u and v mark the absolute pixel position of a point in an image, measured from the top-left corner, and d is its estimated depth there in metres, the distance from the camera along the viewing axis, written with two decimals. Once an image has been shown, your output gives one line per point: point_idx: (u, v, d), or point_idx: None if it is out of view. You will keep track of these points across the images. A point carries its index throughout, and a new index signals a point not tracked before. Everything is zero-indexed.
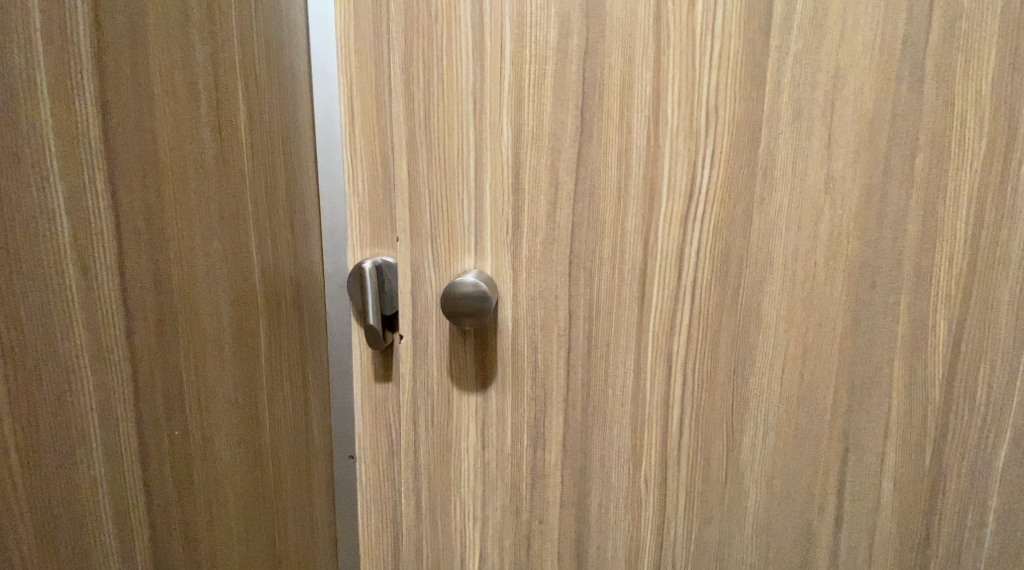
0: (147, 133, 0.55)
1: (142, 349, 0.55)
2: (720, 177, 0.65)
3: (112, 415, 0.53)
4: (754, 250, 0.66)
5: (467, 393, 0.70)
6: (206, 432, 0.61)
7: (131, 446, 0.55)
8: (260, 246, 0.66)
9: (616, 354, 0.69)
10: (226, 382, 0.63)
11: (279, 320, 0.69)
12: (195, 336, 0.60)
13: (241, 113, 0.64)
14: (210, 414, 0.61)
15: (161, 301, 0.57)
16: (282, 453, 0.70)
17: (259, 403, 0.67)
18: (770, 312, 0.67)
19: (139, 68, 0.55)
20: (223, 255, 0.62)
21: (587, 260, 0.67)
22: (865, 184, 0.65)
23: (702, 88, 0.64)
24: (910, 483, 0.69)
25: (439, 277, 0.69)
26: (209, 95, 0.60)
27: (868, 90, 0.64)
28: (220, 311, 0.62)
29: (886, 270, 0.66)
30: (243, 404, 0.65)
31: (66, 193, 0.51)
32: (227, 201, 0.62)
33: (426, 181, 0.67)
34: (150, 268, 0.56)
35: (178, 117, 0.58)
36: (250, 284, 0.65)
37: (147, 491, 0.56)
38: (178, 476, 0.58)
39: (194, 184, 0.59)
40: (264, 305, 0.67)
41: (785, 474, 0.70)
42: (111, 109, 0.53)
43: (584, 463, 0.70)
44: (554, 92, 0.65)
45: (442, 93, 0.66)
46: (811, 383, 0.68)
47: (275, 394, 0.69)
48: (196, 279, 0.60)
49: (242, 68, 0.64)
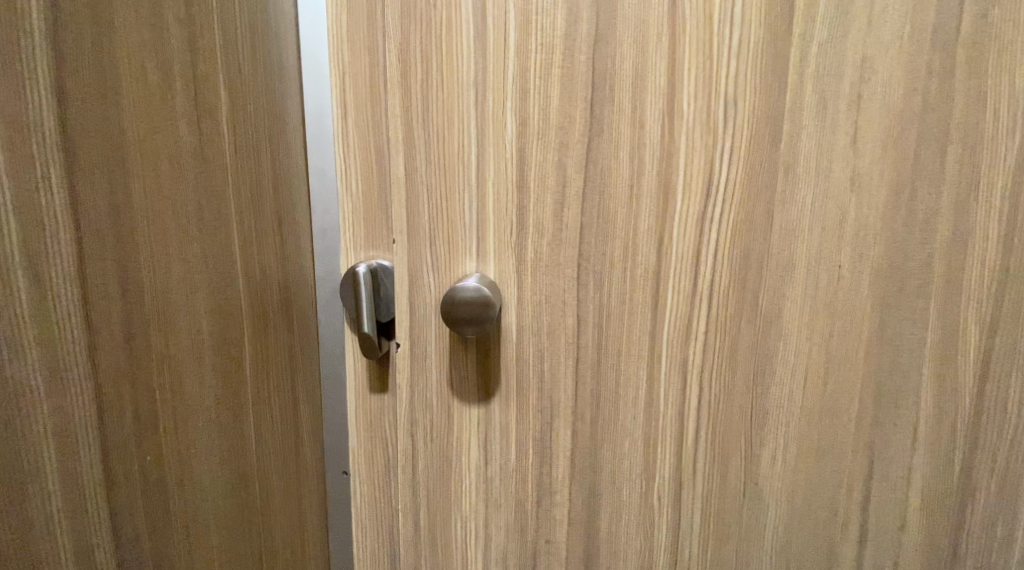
0: (113, 126, 0.51)
1: (106, 361, 0.51)
2: (739, 174, 0.61)
3: (72, 442, 0.49)
4: (775, 252, 0.62)
5: (468, 404, 0.66)
6: (184, 452, 0.57)
7: (96, 475, 0.50)
8: (245, 248, 0.62)
9: (629, 364, 0.64)
10: (207, 396, 0.59)
11: (266, 327, 0.65)
12: (171, 349, 0.56)
13: (223, 103, 0.60)
14: (188, 430, 0.57)
15: (131, 309, 0.52)
16: (269, 466, 0.66)
17: (243, 415, 0.63)
18: (791, 318, 0.63)
19: (103, 54, 0.51)
20: (202, 260, 0.58)
21: (597, 262, 0.63)
22: (894, 180, 0.61)
23: (721, 79, 0.60)
24: (938, 499, 0.65)
25: (439, 282, 0.65)
26: (185, 84, 0.56)
27: (896, 82, 0.60)
28: (198, 318, 0.58)
29: (916, 273, 0.62)
30: (225, 418, 0.61)
31: (15, 189, 0.46)
32: (206, 202, 0.58)
33: (424, 178, 0.63)
34: (117, 273, 0.52)
35: (150, 111, 0.54)
36: (234, 288, 0.61)
37: (114, 519, 0.52)
38: (151, 500, 0.54)
39: (168, 182, 0.55)
40: (249, 311, 0.63)
41: (806, 490, 0.66)
42: (71, 99, 0.49)
43: (594, 479, 0.66)
44: (561, 83, 0.61)
45: (441, 84, 0.62)
46: (835, 393, 0.64)
47: (261, 404, 0.65)
48: (172, 285, 0.56)
49: (223, 58, 0.60)
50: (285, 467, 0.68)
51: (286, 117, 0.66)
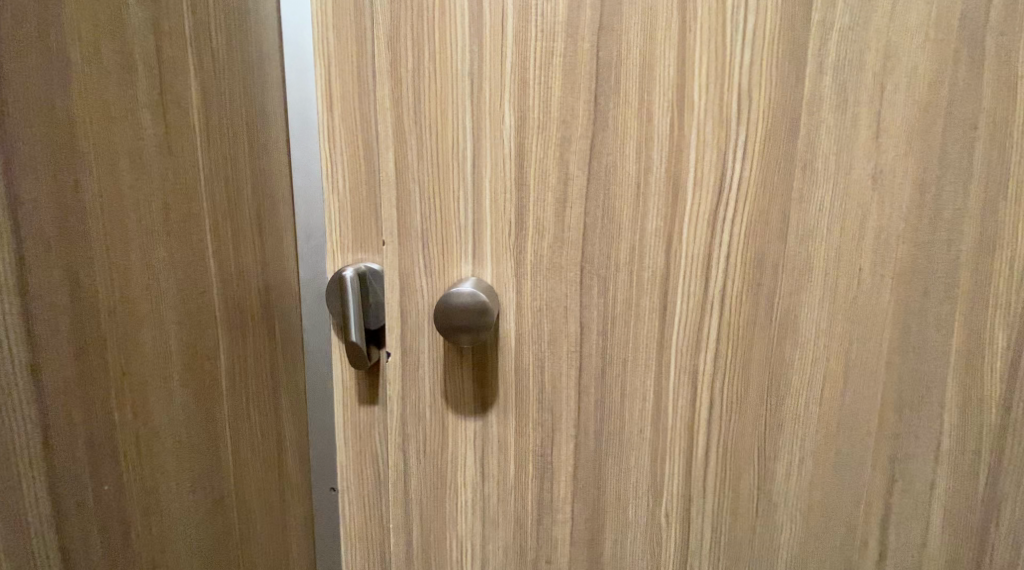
0: (61, 116, 0.47)
1: (52, 372, 0.47)
2: (754, 170, 0.57)
3: (11, 468, 0.45)
4: (791, 254, 0.58)
5: (464, 417, 0.62)
6: (148, 477, 0.53)
7: (42, 508, 0.47)
8: (220, 249, 0.58)
9: (635, 374, 0.60)
10: (175, 414, 0.55)
11: (244, 334, 0.61)
12: (132, 366, 0.52)
13: (195, 93, 0.56)
14: (153, 443, 0.53)
15: (82, 315, 0.48)
16: (250, 483, 0.62)
17: (219, 427, 0.59)
18: (808, 324, 0.59)
19: (48, 38, 0.47)
20: (168, 267, 0.54)
21: (601, 266, 0.59)
22: (918, 177, 0.57)
23: (734, 70, 0.56)
24: (961, 515, 0.61)
25: (432, 286, 0.61)
26: (148, 71, 0.52)
27: (921, 72, 0.56)
28: (164, 324, 0.54)
29: (941, 276, 0.58)
30: (197, 430, 0.57)
31: None
32: (172, 203, 0.55)
33: (417, 175, 0.59)
34: (66, 277, 0.48)
35: (105, 100, 0.50)
36: (207, 292, 0.58)
37: (61, 542, 0.48)
38: (107, 520, 0.50)
39: (128, 177, 0.51)
40: (226, 316, 0.59)
41: (823, 506, 0.62)
42: (10, 88, 0.45)
43: (597, 496, 0.62)
44: (563, 73, 0.57)
45: (434, 75, 0.58)
46: (854, 405, 0.60)
47: (240, 417, 0.61)
48: (132, 288, 0.52)
49: (194, 45, 0.56)
50: (267, 484, 0.64)
51: (268, 110, 0.62)
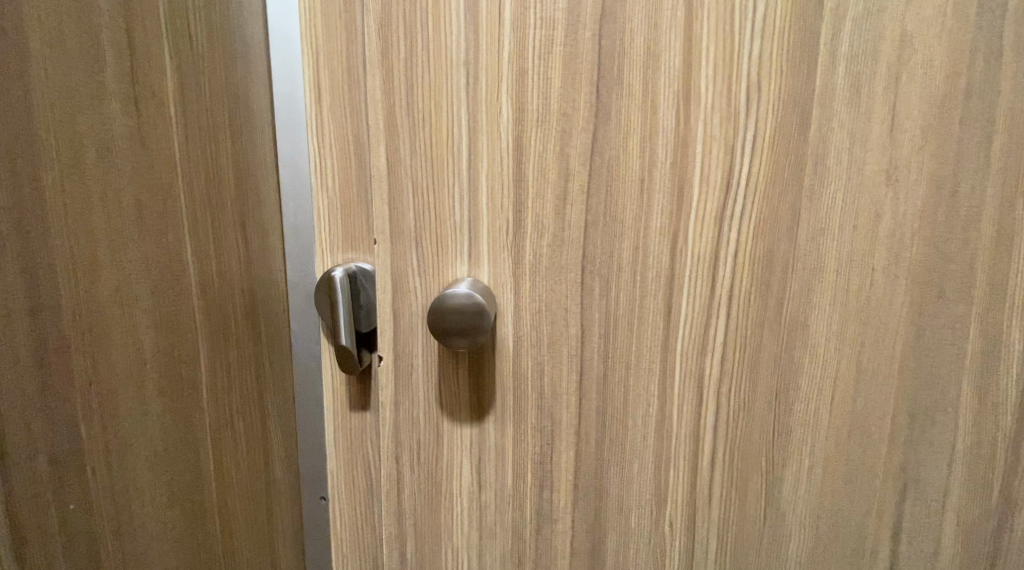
0: (21, 115, 0.50)
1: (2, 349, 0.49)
2: (763, 165, 0.54)
3: None
4: (801, 254, 0.56)
5: (459, 424, 0.59)
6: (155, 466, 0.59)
7: None
8: (209, 238, 0.63)
9: (638, 378, 0.58)
10: (175, 410, 0.61)
11: (231, 317, 0.65)
12: (101, 375, 0.55)
13: (175, 92, 0.60)
14: (127, 416, 0.57)
15: (34, 295, 0.51)
16: (231, 453, 0.66)
17: (196, 400, 0.63)
18: (818, 326, 0.57)
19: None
20: (168, 275, 0.60)
21: (603, 265, 0.56)
22: (933, 173, 0.54)
23: (742, 60, 0.53)
24: (975, 524, 0.59)
25: (426, 287, 0.58)
26: (120, 70, 0.56)
27: (937, 63, 0.53)
28: (137, 304, 0.57)
29: (956, 276, 0.56)
30: (176, 403, 0.61)
31: None
32: (147, 192, 0.58)
33: (410, 171, 0.57)
34: (18, 259, 0.50)
35: (74, 98, 0.53)
36: (188, 275, 0.61)
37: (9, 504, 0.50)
38: (62, 487, 0.53)
39: (95, 168, 0.54)
40: (211, 299, 0.64)
41: (832, 516, 0.59)
42: None
43: (599, 505, 0.60)
44: (564, 63, 0.54)
45: (427, 65, 0.55)
46: (866, 410, 0.58)
47: (219, 391, 0.65)
48: (102, 271, 0.55)
49: (175, 48, 0.59)
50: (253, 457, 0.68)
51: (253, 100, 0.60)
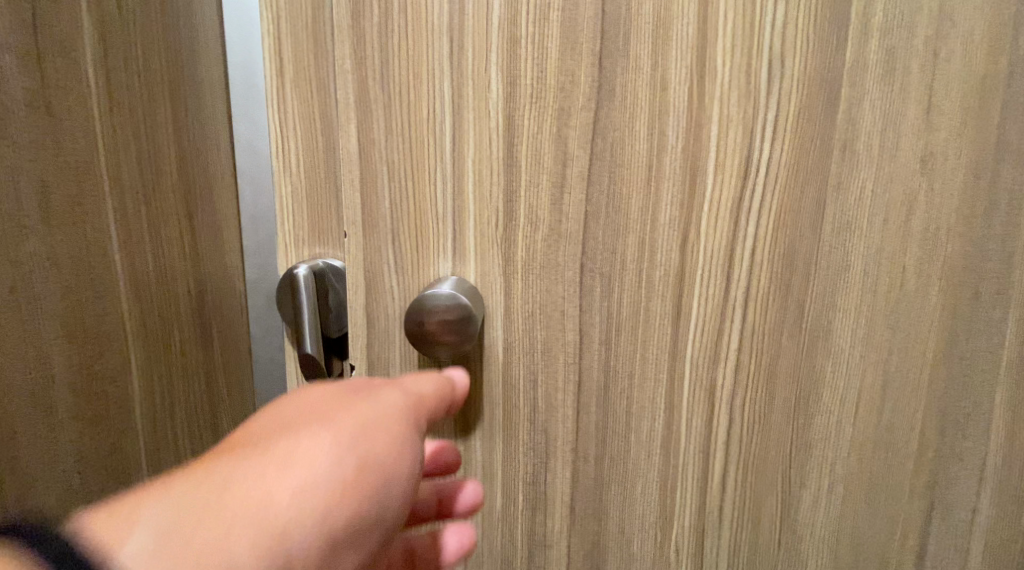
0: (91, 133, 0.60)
1: (81, 330, 0.61)
2: (786, 150, 0.48)
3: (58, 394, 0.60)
4: (826, 251, 0.49)
5: (441, 440, 0.53)
6: (117, 467, 0.65)
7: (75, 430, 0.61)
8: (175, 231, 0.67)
9: (643, 389, 0.52)
10: (149, 383, 0.67)
11: (178, 297, 0.68)
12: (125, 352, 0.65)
13: (142, 92, 0.63)
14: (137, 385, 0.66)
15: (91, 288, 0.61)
16: (187, 435, 0.71)
17: (170, 373, 0.69)
18: (844, 332, 0.51)
19: (66, 64, 0.58)
20: (135, 276, 0.64)
21: (604, 263, 0.50)
22: (972, 160, 0.49)
23: (765, 28, 0.47)
24: (1004, 545, 0.53)
25: (404, 287, 0.52)
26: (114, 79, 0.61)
27: (979, 38, 0.47)
28: (138, 293, 0.65)
29: (993, 276, 0.50)
30: (159, 377, 0.68)
31: None
32: (139, 193, 0.64)
33: (385, 153, 0.50)
34: (81, 256, 0.60)
35: (110, 117, 0.61)
36: (165, 261, 0.67)
37: (92, 452, 0.63)
38: (103, 445, 0.64)
39: (115, 174, 0.62)
40: (176, 282, 0.68)
41: (854, 542, 0.53)
42: (53, 109, 0.57)
43: (598, 531, 0.54)
44: (561, 33, 0.48)
45: (406, 32, 0.48)
46: (893, 425, 0.52)
47: (186, 368, 0.70)
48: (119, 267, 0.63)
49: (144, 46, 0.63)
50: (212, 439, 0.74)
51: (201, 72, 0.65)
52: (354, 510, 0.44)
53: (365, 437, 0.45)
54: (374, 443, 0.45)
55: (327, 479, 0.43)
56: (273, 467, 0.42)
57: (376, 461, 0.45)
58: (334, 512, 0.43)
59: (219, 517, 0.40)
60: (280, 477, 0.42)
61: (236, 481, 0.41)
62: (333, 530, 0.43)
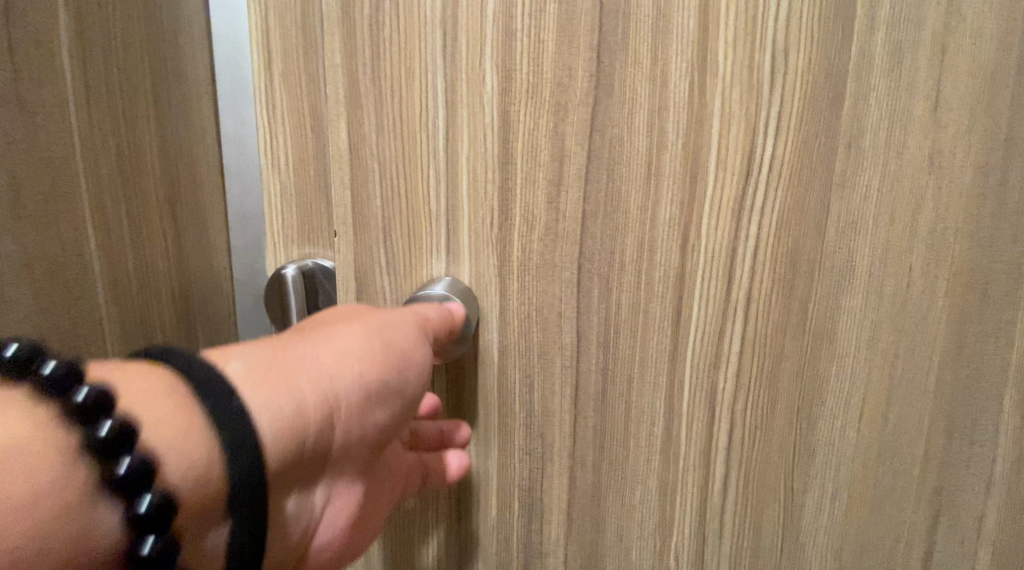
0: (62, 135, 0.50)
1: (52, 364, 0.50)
2: (789, 147, 0.47)
3: None
4: (830, 251, 0.48)
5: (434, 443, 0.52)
6: None
7: None
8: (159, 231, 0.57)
9: (642, 393, 0.50)
10: None
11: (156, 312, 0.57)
12: None
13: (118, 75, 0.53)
14: None
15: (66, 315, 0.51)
16: None
17: None
18: (848, 335, 0.49)
19: (31, 53, 0.48)
20: (101, 294, 0.53)
21: (602, 263, 0.49)
22: (980, 158, 0.47)
23: (769, 20, 0.45)
24: (1012, 553, 0.52)
25: (396, 287, 0.51)
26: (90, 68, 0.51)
27: (989, 31, 0.46)
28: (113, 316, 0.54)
29: (1002, 277, 0.48)
30: None
31: None
32: (114, 197, 0.53)
33: (376, 150, 0.49)
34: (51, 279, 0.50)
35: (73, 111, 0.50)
36: (148, 271, 0.56)
37: None
38: None
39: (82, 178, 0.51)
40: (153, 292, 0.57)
41: (858, 550, 0.52)
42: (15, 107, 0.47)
43: (595, 539, 0.52)
44: (559, 25, 0.46)
45: (398, 25, 0.47)
46: (898, 430, 0.50)
47: None
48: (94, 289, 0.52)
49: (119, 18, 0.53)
50: None
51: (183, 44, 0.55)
52: (386, 383, 0.44)
53: (388, 332, 0.45)
54: (396, 336, 0.45)
55: (361, 348, 0.44)
56: (310, 352, 0.43)
57: (399, 343, 0.45)
58: (370, 377, 0.44)
59: (281, 368, 0.41)
60: (319, 347, 0.43)
61: (282, 359, 0.42)
62: (366, 397, 0.44)
